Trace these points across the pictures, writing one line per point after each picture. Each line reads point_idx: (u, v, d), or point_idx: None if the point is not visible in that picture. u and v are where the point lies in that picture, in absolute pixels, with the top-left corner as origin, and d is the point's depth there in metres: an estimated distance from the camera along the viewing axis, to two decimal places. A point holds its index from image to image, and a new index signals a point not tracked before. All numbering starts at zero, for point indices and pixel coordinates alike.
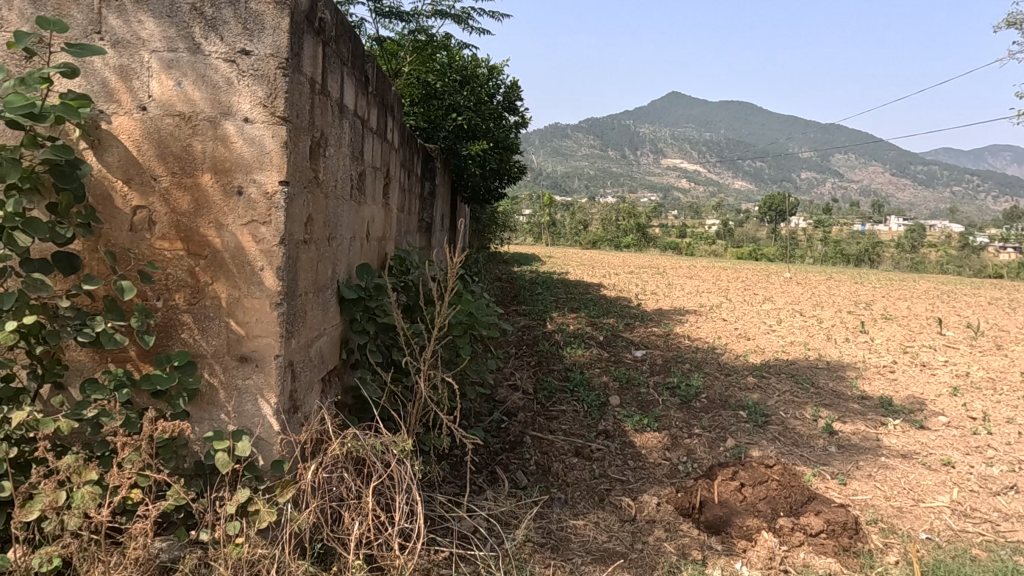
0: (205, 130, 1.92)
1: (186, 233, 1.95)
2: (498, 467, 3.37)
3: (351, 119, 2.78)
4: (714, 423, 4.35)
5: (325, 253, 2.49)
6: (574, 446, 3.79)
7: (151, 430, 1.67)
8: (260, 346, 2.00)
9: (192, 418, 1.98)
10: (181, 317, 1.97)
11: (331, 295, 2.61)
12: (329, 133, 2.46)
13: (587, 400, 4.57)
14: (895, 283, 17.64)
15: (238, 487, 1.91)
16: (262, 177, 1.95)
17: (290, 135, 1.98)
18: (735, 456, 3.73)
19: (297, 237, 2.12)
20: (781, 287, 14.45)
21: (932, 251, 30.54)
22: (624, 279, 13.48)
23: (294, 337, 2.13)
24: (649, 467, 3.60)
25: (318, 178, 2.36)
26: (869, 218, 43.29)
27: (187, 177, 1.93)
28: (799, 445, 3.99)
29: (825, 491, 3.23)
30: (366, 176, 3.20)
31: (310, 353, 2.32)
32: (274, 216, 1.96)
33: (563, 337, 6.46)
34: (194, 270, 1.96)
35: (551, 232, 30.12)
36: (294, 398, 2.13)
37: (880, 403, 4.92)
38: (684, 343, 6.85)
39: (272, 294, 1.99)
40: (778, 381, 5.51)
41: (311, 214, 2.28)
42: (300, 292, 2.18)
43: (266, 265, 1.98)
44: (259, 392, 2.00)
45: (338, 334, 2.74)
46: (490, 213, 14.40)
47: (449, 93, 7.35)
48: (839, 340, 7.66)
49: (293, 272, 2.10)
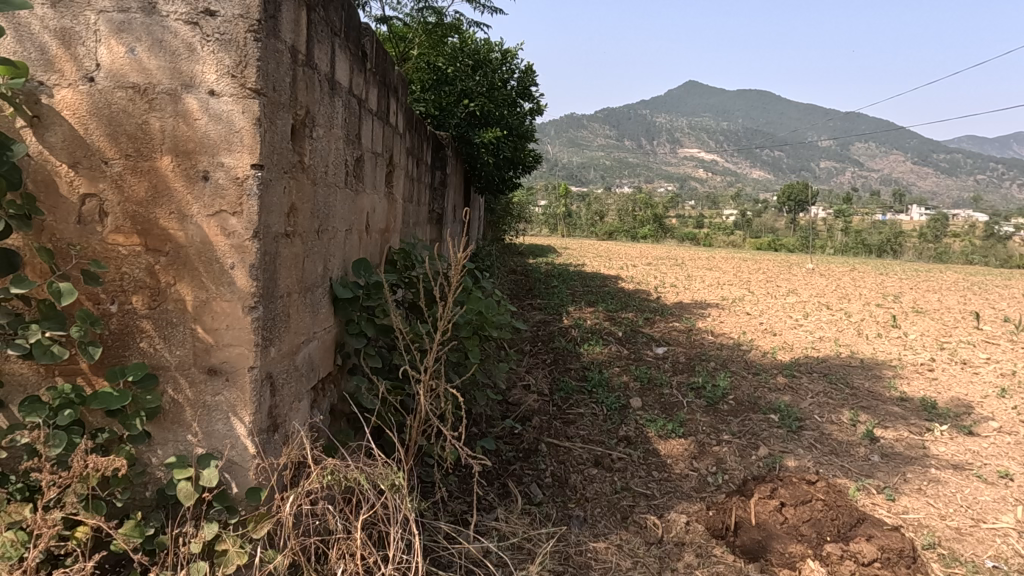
0: (164, 104, 1.64)
1: (143, 226, 1.67)
2: (511, 480, 3.10)
3: (344, 98, 2.49)
4: (745, 428, 4.04)
5: (315, 249, 2.22)
6: (594, 456, 3.50)
7: (84, 466, 1.42)
8: (231, 357, 1.73)
9: (153, 440, 1.72)
10: (140, 324, 1.70)
11: (323, 294, 2.34)
12: (317, 111, 2.17)
13: (607, 402, 4.27)
14: (924, 274, 17.10)
15: (204, 522, 1.65)
16: (233, 160, 1.68)
17: (265, 111, 1.70)
18: (769, 467, 3.42)
19: (276, 230, 1.84)
20: (805, 280, 13.96)
21: (956, 242, 29.83)
22: (642, 272, 13.09)
23: (274, 344, 1.86)
24: (675, 479, 3.30)
25: (305, 163, 2.08)
26: (890, 208, 42.49)
27: (143, 160, 1.65)
28: (838, 454, 3.67)
29: (873, 509, 2.91)
30: (365, 162, 2.90)
31: (296, 361, 2.04)
32: (246, 206, 1.69)
33: (580, 334, 6.16)
34: (153, 269, 1.69)
35: (567, 222, 29.67)
36: (275, 415, 1.86)
37: (923, 406, 4.58)
38: (708, 339, 6.52)
39: (245, 297, 1.72)
40: (810, 381, 5.17)
41: (295, 202, 2.00)
42: (281, 293, 1.90)
43: (238, 262, 1.71)
44: (232, 409, 1.74)
45: (330, 337, 2.46)
46: (505, 205, 14.08)
47: (461, 79, 7.07)
48: (871, 336, 7.28)
49: (273, 270, 1.83)
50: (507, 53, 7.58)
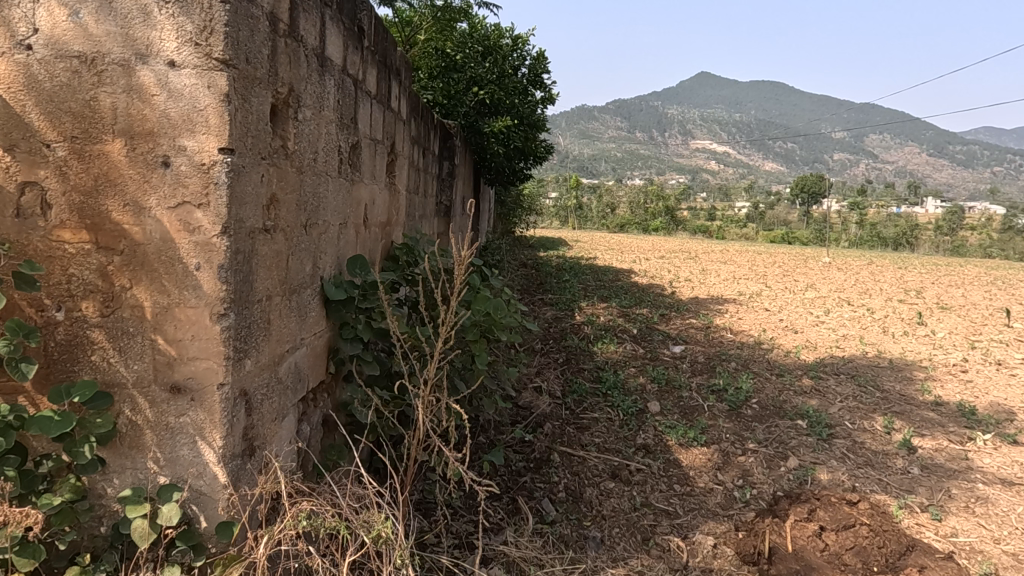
0: (115, 77, 1.40)
1: (93, 220, 1.43)
2: (521, 495, 2.86)
3: (337, 78, 2.24)
4: (771, 435, 3.78)
5: (302, 246, 1.97)
6: (610, 467, 3.25)
7: None
8: (198, 372, 1.49)
9: (108, 467, 1.49)
10: (90, 334, 1.46)
11: (313, 296, 2.10)
12: (303, 90, 1.92)
13: (623, 407, 4.02)
14: (944, 268, 16.64)
15: (165, 565, 1.43)
16: (196, 142, 1.43)
17: (235, 87, 1.46)
18: (800, 481, 3.17)
19: (252, 225, 1.60)
20: (822, 274, 13.59)
21: (975, 236, 29.25)
22: (655, 265, 12.75)
23: (250, 356, 1.62)
24: (699, 494, 3.06)
25: (288, 148, 1.83)
26: (904, 200, 41.87)
27: (91, 143, 1.41)
28: (875, 466, 3.41)
29: (919, 531, 2.66)
30: (363, 149, 2.65)
31: (277, 373, 1.81)
32: (212, 197, 1.45)
33: (593, 331, 5.91)
34: (106, 270, 1.45)
35: (578, 215, 29.26)
36: (251, 438, 1.62)
37: (960, 412, 4.30)
38: (727, 338, 6.24)
39: (213, 303, 1.48)
40: (838, 383, 4.89)
41: (276, 193, 1.75)
42: (259, 297, 1.66)
43: (204, 263, 1.47)
44: (198, 433, 1.50)
45: (321, 343, 2.22)
46: (515, 196, 13.80)
47: (470, 65, 6.81)
48: (898, 334, 6.98)
49: (247, 271, 1.59)
50: (518, 39, 7.26)
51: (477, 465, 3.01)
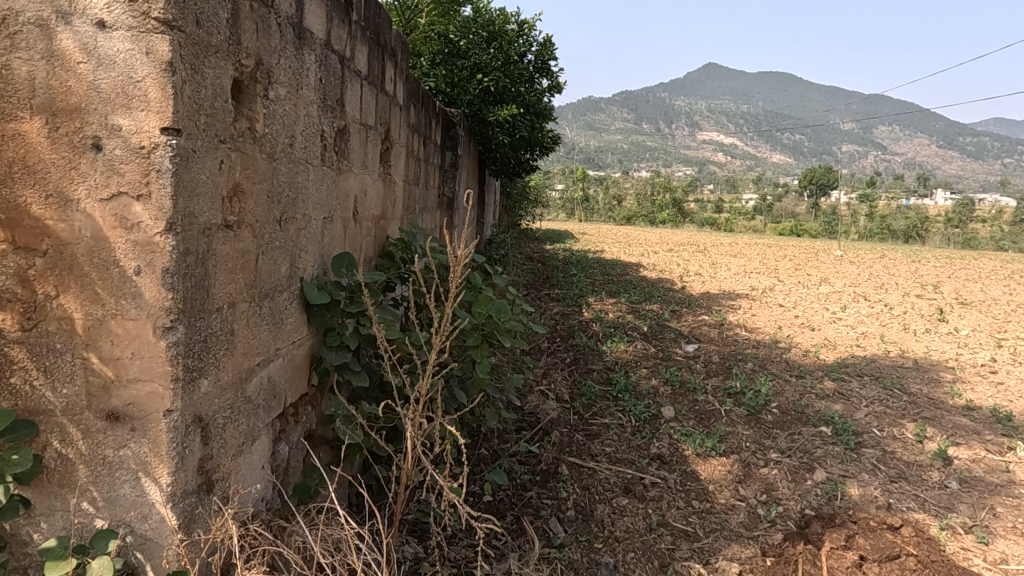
0: (32, 40, 1.17)
1: (8, 215, 1.20)
2: (526, 514, 2.63)
3: (320, 52, 1.98)
4: (795, 444, 3.53)
5: (276, 244, 1.73)
6: (623, 480, 3.01)
7: None
8: (139, 398, 1.25)
9: (34, 510, 1.26)
10: (9, 353, 1.23)
11: (291, 300, 1.86)
12: (276, 62, 1.66)
13: (635, 412, 3.77)
14: (958, 261, 16.27)
15: None
16: (133, 121, 1.19)
17: (180, 54, 1.21)
18: (830, 496, 2.93)
19: (209, 222, 1.35)
20: (835, 268, 13.26)
21: (987, 228, 28.81)
22: (663, 258, 12.46)
23: (206, 375, 1.38)
24: (720, 512, 2.81)
25: (256, 130, 1.57)
26: (915, 193, 41.38)
27: (5, 123, 1.19)
28: (910, 479, 3.16)
29: (967, 559, 2.43)
30: (351, 135, 2.40)
31: (244, 392, 1.57)
32: (154, 186, 1.20)
33: (602, 329, 5.65)
34: (26, 276, 1.22)
35: (585, 207, 28.91)
36: (208, 470, 1.39)
37: (995, 418, 4.03)
38: (742, 336, 5.98)
39: (157, 314, 1.24)
40: (861, 386, 4.63)
41: (240, 182, 1.50)
42: (218, 306, 1.42)
43: (145, 266, 1.22)
44: (140, 468, 1.26)
45: (301, 353, 1.97)
46: (520, 188, 13.55)
47: (474, 52, 6.54)
48: (919, 332, 6.69)
49: (202, 275, 1.34)
50: (525, 24, 6.88)
51: (478, 481, 2.77)
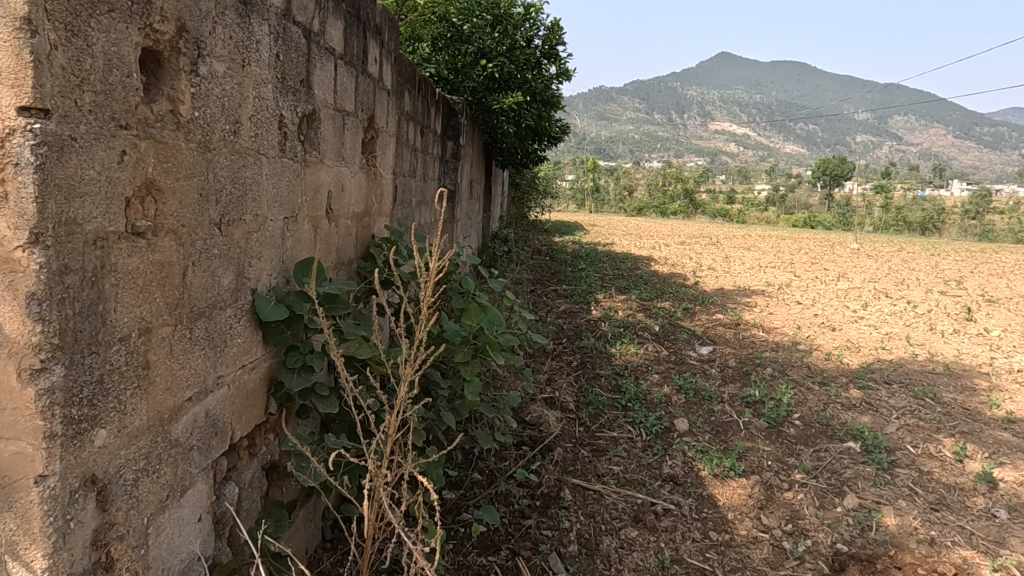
0: None
1: None
2: (522, 549, 2.33)
3: (275, 22, 1.67)
4: (822, 462, 3.21)
5: (214, 253, 1.43)
6: (632, 507, 2.71)
7: None
8: (3, 460, 0.97)
9: None
10: None
11: (238, 318, 1.57)
12: (210, 29, 1.35)
13: (646, 426, 3.46)
14: (980, 254, 15.80)
15: None
16: None
17: (43, 8, 0.91)
18: (865, 527, 2.62)
19: (101, 229, 1.05)
20: (852, 261, 12.86)
21: (1005, 220, 28.15)
22: (675, 252, 12.08)
23: (105, 424, 1.09)
24: (742, 547, 2.51)
25: (180, 114, 1.27)
26: (931, 184, 40.69)
27: None
28: (952, 507, 2.85)
29: None
30: (323, 121, 2.10)
31: (168, 436, 1.28)
32: (10, 187, 0.91)
33: (610, 329, 5.34)
34: None
35: (595, 198, 28.46)
36: (105, 544, 1.10)
37: None
38: (759, 336, 5.64)
39: (20, 352, 0.95)
40: (890, 394, 4.29)
41: (154, 178, 1.20)
42: (123, 334, 1.12)
43: (4, 291, 0.94)
44: (7, 548, 0.98)
45: (255, 377, 1.69)
46: (528, 179, 13.21)
47: (478, 36, 6.20)
48: (947, 333, 6.31)
49: (94, 297, 1.04)
50: (532, 7, 6.49)
51: (470, 510, 2.48)
